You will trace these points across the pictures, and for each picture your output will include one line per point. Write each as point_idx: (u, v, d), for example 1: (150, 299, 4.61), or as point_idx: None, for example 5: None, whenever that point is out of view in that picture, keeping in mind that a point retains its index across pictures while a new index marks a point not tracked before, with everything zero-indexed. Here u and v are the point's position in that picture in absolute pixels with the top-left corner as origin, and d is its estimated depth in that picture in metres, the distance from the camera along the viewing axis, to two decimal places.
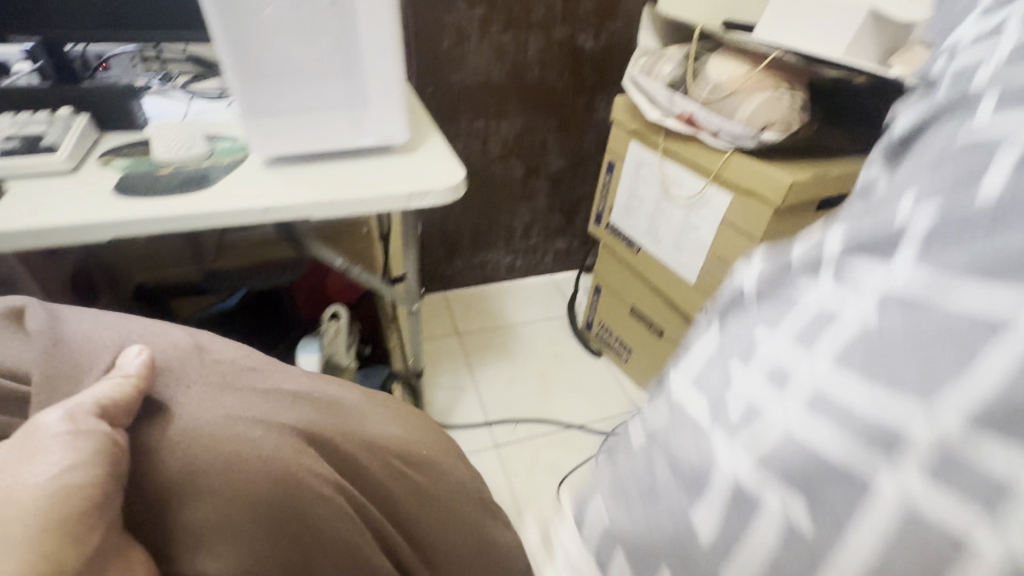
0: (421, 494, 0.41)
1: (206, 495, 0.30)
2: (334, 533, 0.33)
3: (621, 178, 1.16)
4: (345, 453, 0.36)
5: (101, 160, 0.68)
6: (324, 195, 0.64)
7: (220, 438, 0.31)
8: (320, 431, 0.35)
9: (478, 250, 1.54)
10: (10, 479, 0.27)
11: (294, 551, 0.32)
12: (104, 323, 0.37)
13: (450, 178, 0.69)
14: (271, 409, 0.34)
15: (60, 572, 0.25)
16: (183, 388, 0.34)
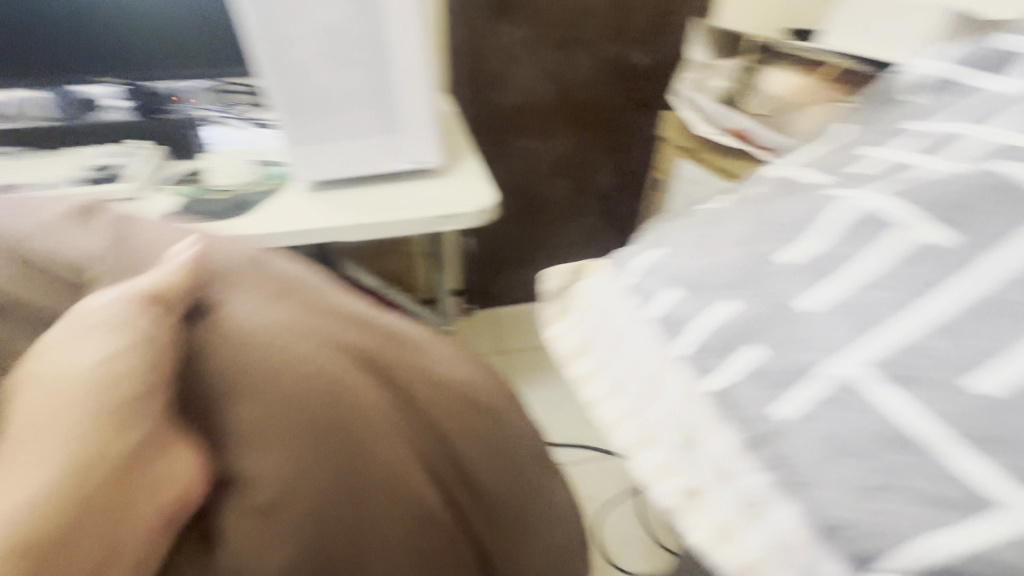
0: (492, 449, 0.36)
1: (254, 396, 0.30)
2: (382, 462, 0.31)
3: (670, 197, 1.11)
4: (402, 384, 0.33)
5: (164, 186, 0.75)
6: (356, 218, 0.67)
7: (268, 347, 0.30)
8: (376, 356, 0.33)
9: (526, 268, 1.53)
10: (59, 361, 0.27)
11: (339, 473, 0.30)
12: (173, 230, 0.37)
13: (479, 200, 0.69)
14: (325, 325, 0.32)
15: (94, 459, 0.25)
16: (240, 294, 0.33)
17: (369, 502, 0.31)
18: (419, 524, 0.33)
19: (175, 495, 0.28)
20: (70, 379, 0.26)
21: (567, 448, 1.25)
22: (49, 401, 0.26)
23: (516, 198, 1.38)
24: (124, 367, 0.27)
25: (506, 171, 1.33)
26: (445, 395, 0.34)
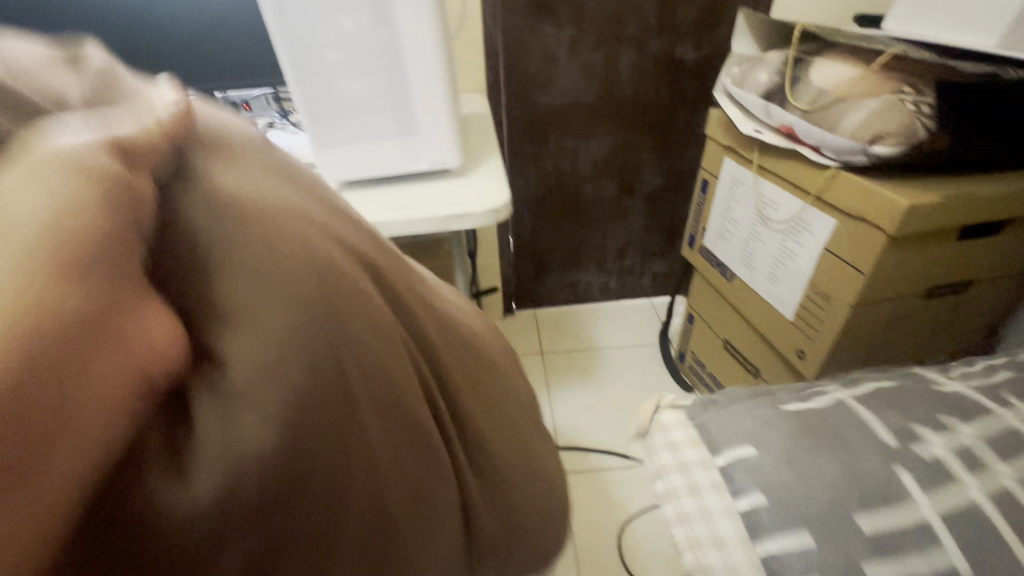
0: (473, 378, 0.36)
1: (243, 272, 0.22)
2: (390, 376, 0.27)
3: (714, 199, 1.05)
4: (402, 297, 0.30)
5: None
6: (374, 215, 0.69)
7: (268, 215, 0.23)
8: (375, 263, 0.29)
9: (568, 270, 1.52)
10: None
11: (341, 389, 0.24)
12: None
13: (494, 201, 0.70)
14: (325, 215, 0.27)
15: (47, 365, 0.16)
16: (231, 153, 0.25)
17: (371, 440, 0.26)
18: (413, 450, 0.29)
19: (157, 383, 0.19)
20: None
21: (598, 454, 1.23)
22: None
23: (559, 199, 1.37)
24: (63, 232, 0.17)
25: (549, 171, 1.32)
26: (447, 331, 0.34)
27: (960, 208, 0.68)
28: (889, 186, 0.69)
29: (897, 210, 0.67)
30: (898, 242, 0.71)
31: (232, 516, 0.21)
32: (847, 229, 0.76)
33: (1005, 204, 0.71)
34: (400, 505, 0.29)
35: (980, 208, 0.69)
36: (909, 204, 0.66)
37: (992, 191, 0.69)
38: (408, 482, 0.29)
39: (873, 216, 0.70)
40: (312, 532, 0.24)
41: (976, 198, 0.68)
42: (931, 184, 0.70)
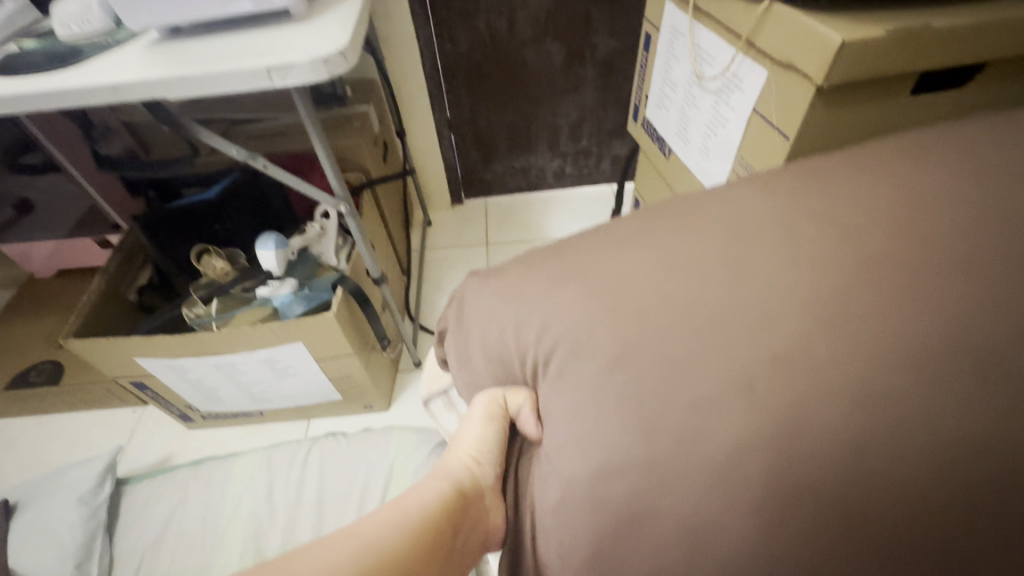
0: (781, 447, 0.33)
1: (621, 457, 0.36)
2: (825, 449, 0.32)
3: (656, 54, 0.89)
4: (704, 444, 0.34)
5: (20, 42, 0.64)
6: (177, 70, 0.55)
7: (562, 403, 0.41)
8: (656, 414, 0.36)
9: (517, 153, 1.38)
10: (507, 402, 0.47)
11: (786, 461, 0.33)
12: (518, 276, 0.48)
13: (325, 48, 0.55)
14: (579, 383, 0.40)
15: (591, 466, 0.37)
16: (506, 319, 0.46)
17: (852, 492, 0.31)
18: (846, 517, 0.31)
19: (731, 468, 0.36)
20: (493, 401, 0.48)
21: None
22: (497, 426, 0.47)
23: (497, 68, 1.19)
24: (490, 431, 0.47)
25: (481, 32, 1.12)
26: (733, 441, 0.34)
27: (908, 51, 0.53)
28: (825, 21, 0.54)
29: (827, 49, 0.52)
30: (837, 91, 0.57)
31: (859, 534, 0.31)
32: (778, 80, 0.61)
33: (975, 48, 0.55)
34: (897, 496, 0.31)
35: (939, 52, 0.54)
36: (846, 35, 0.51)
37: (964, 26, 0.53)
38: (883, 502, 0.31)
39: (801, 63, 0.56)
40: (882, 533, 0.31)
41: (941, 33, 0.53)
42: (884, 17, 0.54)
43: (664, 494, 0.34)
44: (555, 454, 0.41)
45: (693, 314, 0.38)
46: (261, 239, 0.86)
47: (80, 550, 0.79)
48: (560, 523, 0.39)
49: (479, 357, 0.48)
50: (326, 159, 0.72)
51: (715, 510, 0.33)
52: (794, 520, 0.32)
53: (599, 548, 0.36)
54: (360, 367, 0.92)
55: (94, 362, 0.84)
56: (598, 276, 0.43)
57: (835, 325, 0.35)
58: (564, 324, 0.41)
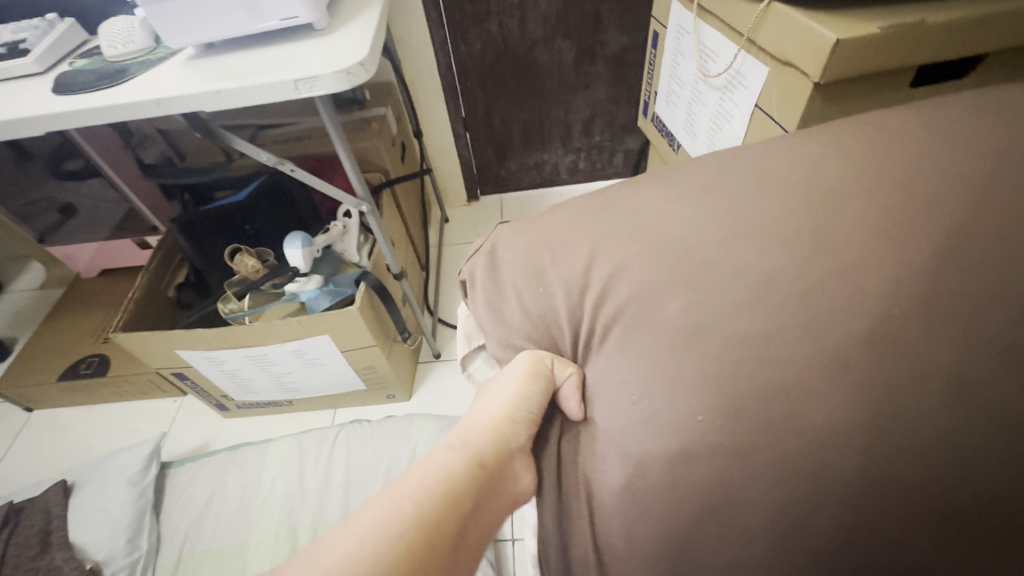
0: (855, 433, 0.34)
1: (698, 447, 0.37)
2: (904, 436, 0.33)
3: (664, 52, 0.91)
4: (777, 432, 0.35)
5: (71, 61, 0.70)
6: (212, 85, 0.60)
7: (628, 390, 0.43)
8: (731, 406, 0.37)
9: (531, 150, 1.41)
10: (552, 369, 0.50)
11: (866, 449, 0.33)
12: (526, 260, 0.53)
13: (346, 60, 0.60)
14: (644, 369, 0.42)
15: (666, 456, 0.38)
16: (525, 296, 0.51)
17: (927, 478, 0.32)
18: (916, 505, 0.32)
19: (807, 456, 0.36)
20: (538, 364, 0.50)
21: None
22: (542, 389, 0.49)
23: (510, 67, 1.22)
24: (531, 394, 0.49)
25: (494, 33, 1.15)
26: (805, 429, 0.35)
27: (903, 46, 0.55)
28: (820, 19, 0.56)
29: (823, 47, 0.54)
30: (835, 85, 0.59)
31: (928, 519, 0.32)
32: (779, 77, 0.63)
33: (971, 40, 0.56)
34: (965, 482, 0.32)
35: (936, 45, 0.56)
36: (841, 33, 0.53)
37: (958, 21, 0.54)
38: (952, 490, 0.32)
39: (799, 60, 0.58)
40: (949, 519, 0.32)
41: (936, 28, 0.54)
42: (880, 13, 0.56)
43: (748, 482, 0.35)
44: (620, 434, 0.42)
45: (729, 302, 0.40)
46: (288, 238, 0.91)
47: (132, 526, 0.86)
48: (623, 513, 0.40)
49: (517, 316, 0.52)
50: (348, 162, 0.77)
51: (798, 500, 0.34)
52: (873, 510, 0.33)
53: (670, 534, 0.37)
54: (382, 358, 0.97)
55: (139, 354, 0.91)
56: (662, 248, 0.45)
57: (908, 313, 0.36)
58: (633, 284, 0.45)
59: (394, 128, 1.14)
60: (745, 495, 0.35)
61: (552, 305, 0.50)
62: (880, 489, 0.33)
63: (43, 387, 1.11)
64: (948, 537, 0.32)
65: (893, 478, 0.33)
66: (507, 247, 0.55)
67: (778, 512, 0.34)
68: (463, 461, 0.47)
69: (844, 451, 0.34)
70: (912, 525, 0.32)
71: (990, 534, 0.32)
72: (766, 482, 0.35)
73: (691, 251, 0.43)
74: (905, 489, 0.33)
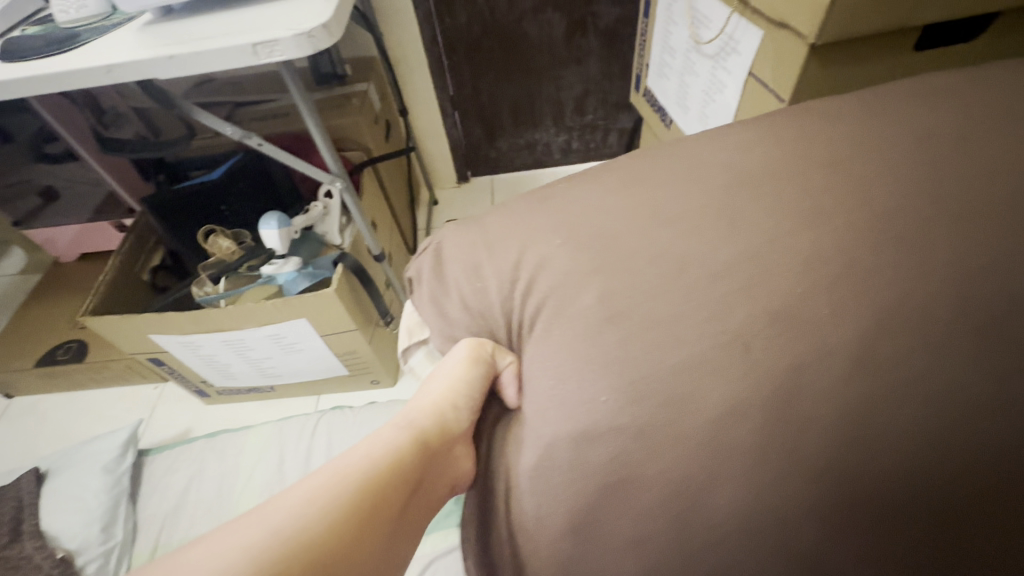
0: (766, 412, 0.32)
1: (606, 427, 0.35)
2: (816, 415, 0.32)
3: (655, 22, 0.87)
4: (689, 412, 0.34)
5: (20, 29, 0.66)
6: (165, 50, 0.56)
7: (545, 375, 0.40)
8: (644, 386, 0.35)
9: (522, 129, 1.37)
10: (489, 359, 0.46)
11: (778, 428, 0.32)
12: (473, 247, 0.47)
13: (308, 23, 0.56)
14: (564, 352, 0.39)
15: (576, 435, 0.36)
16: (468, 289, 0.46)
17: (842, 462, 0.31)
18: (826, 488, 0.31)
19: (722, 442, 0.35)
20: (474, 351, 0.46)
21: None
22: (479, 376, 0.46)
23: (497, 42, 1.17)
24: (469, 381, 0.46)
25: (480, 5, 1.10)
26: (718, 407, 0.33)
27: (909, 4, 0.51)
28: None
29: (820, 4, 0.50)
30: (834, 48, 0.55)
31: (841, 505, 0.31)
32: (773, 41, 0.59)
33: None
34: (889, 469, 0.30)
35: (940, 5, 0.52)
36: None
37: None
38: (871, 475, 0.30)
39: (794, 21, 0.54)
40: (868, 508, 0.30)
41: None
42: None
43: (651, 461, 0.34)
44: (540, 418, 0.39)
45: (655, 279, 0.38)
46: (264, 219, 0.87)
47: (107, 514, 0.84)
48: (534, 491, 0.38)
49: (457, 311, 0.47)
50: (319, 137, 0.72)
51: (700, 476, 0.33)
52: (782, 489, 0.31)
53: (579, 516, 0.35)
54: (364, 342, 0.94)
55: (112, 339, 0.88)
56: (593, 240, 0.42)
57: (819, 289, 0.34)
58: (551, 276, 0.41)
59: (377, 104, 1.10)
60: (653, 477, 0.33)
61: (495, 299, 0.45)
62: (789, 472, 0.31)
63: (19, 374, 1.08)
64: (863, 526, 0.30)
65: (801, 461, 0.31)
66: (456, 232, 0.50)
67: (683, 496, 0.33)
68: (408, 437, 0.46)
69: (758, 431, 0.32)
70: (820, 508, 0.31)
71: (909, 526, 0.30)
72: (675, 464, 0.33)
73: (673, 221, 0.40)
74: (817, 471, 0.31)
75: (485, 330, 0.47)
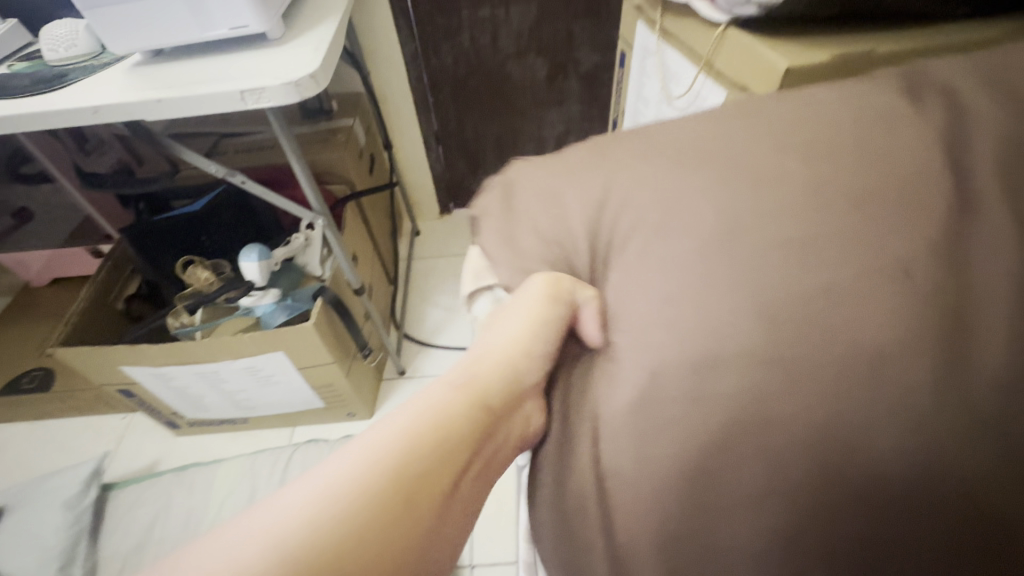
0: (912, 346, 0.32)
1: (735, 365, 0.34)
2: (962, 352, 0.32)
3: (630, 73, 0.92)
4: (835, 339, 0.33)
5: (7, 65, 0.67)
6: (153, 94, 0.58)
7: (655, 303, 0.38)
8: (782, 311, 0.34)
9: (504, 164, 1.40)
10: (570, 290, 0.42)
11: (925, 358, 0.32)
12: (559, 174, 0.46)
13: (295, 72, 0.58)
14: (677, 276, 0.38)
15: (691, 377, 0.35)
16: (552, 211, 0.45)
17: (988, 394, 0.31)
18: (975, 423, 0.30)
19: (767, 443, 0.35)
20: (559, 282, 0.43)
21: None
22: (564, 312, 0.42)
23: (482, 81, 1.21)
24: (550, 323, 0.42)
25: (466, 47, 1.15)
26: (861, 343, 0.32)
27: (854, 76, 0.56)
28: (776, 47, 0.56)
29: (777, 74, 0.54)
30: None
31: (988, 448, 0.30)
32: (735, 102, 0.63)
33: None
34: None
35: None
36: (794, 60, 0.53)
37: (906, 53, 0.55)
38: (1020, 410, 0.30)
39: (754, 87, 0.58)
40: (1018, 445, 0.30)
41: (885, 59, 0.55)
42: (833, 43, 0.56)
43: (784, 401, 0.32)
44: (648, 348, 0.37)
45: (772, 206, 0.37)
46: (244, 251, 0.87)
47: (64, 554, 0.81)
48: (638, 437, 0.36)
49: (531, 238, 0.45)
50: (303, 174, 0.74)
51: (834, 411, 0.31)
52: (923, 427, 0.30)
53: (690, 466, 0.34)
54: (341, 375, 0.94)
55: (82, 370, 0.86)
56: (705, 166, 0.41)
57: (947, 226, 0.34)
58: (647, 203, 0.41)
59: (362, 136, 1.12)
60: (784, 417, 0.32)
61: (582, 219, 0.43)
62: (934, 408, 0.31)
63: None
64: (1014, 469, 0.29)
65: (945, 400, 0.31)
66: (541, 161, 0.48)
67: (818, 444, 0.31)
68: (465, 400, 0.42)
69: (898, 364, 0.32)
70: (966, 454, 0.30)
71: None
72: (812, 401, 0.32)
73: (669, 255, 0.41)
74: (957, 410, 0.30)
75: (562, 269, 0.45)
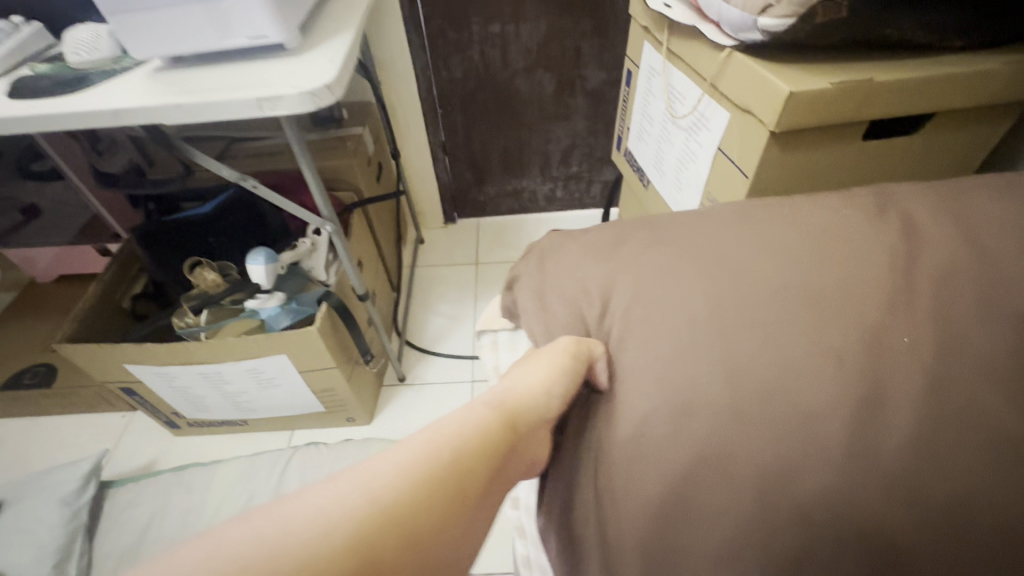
0: (862, 409, 0.36)
1: (706, 415, 0.39)
2: (908, 418, 0.36)
3: (636, 90, 0.93)
4: (789, 401, 0.38)
5: (31, 66, 0.69)
6: (173, 99, 0.59)
7: (644, 363, 0.44)
8: (747, 375, 0.39)
9: (509, 175, 1.42)
10: (587, 347, 0.48)
11: (872, 421, 0.36)
12: (586, 249, 0.55)
13: (311, 82, 0.59)
14: (667, 338, 0.44)
15: (667, 425, 0.40)
16: (577, 278, 0.53)
17: (935, 455, 0.34)
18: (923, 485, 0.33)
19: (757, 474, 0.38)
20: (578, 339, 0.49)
21: None
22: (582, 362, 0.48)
23: (490, 95, 1.24)
24: (568, 375, 0.47)
25: (475, 61, 1.17)
26: (814, 400, 0.37)
27: (853, 102, 0.57)
28: (779, 72, 0.58)
29: (779, 99, 0.56)
30: (791, 134, 0.61)
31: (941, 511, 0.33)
32: (739, 124, 0.65)
33: (915, 100, 0.59)
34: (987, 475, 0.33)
35: (881, 105, 0.58)
36: (795, 86, 0.55)
37: (903, 82, 0.57)
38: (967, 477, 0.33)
39: (757, 110, 0.60)
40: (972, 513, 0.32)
41: (882, 87, 0.56)
42: (833, 71, 0.58)
43: (744, 449, 0.37)
44: (637, 401, 0.43)
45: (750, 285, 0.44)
46: (252, 254, 0.88)
47: (59, 552, 0.81)
48: (624, 477, 0.41)
49: (558, 302, 0.53)
50: (313, 181, 0.76)
51: (813, 436, 0.36)
52: (876, 485, 0.34)
53: (667, 505, 0.38)
54: (342, 380, 0.94)
55: (86, 368, 0.87)
56: (698, 253, 0.48)
57: (890, 300, 0.40)
58: (647, 278, 0.48)
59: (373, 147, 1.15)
60: (748, 470, 0.36)
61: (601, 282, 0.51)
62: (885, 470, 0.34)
63: None
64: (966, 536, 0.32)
65: (889, 461, 0.34)
66: (572, 240, 0.58)
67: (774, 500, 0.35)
68: (497, 418, 0.45)
69: (852, 424, 0.36)
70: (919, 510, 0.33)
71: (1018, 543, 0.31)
72: (769, 457, 0.36)
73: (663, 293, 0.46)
74: (907, 470, 0.34)
75: (578, 319, 0.52)
